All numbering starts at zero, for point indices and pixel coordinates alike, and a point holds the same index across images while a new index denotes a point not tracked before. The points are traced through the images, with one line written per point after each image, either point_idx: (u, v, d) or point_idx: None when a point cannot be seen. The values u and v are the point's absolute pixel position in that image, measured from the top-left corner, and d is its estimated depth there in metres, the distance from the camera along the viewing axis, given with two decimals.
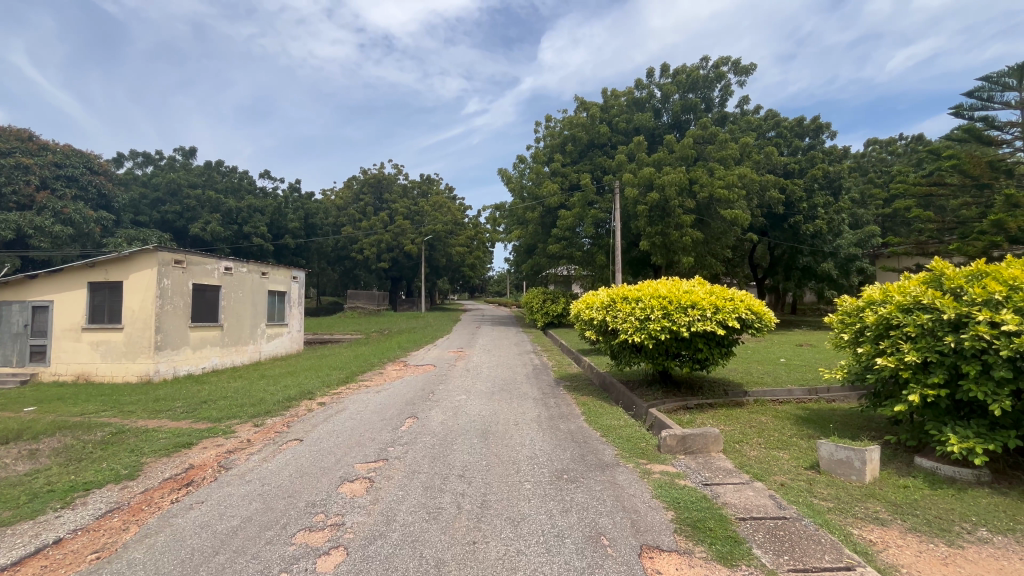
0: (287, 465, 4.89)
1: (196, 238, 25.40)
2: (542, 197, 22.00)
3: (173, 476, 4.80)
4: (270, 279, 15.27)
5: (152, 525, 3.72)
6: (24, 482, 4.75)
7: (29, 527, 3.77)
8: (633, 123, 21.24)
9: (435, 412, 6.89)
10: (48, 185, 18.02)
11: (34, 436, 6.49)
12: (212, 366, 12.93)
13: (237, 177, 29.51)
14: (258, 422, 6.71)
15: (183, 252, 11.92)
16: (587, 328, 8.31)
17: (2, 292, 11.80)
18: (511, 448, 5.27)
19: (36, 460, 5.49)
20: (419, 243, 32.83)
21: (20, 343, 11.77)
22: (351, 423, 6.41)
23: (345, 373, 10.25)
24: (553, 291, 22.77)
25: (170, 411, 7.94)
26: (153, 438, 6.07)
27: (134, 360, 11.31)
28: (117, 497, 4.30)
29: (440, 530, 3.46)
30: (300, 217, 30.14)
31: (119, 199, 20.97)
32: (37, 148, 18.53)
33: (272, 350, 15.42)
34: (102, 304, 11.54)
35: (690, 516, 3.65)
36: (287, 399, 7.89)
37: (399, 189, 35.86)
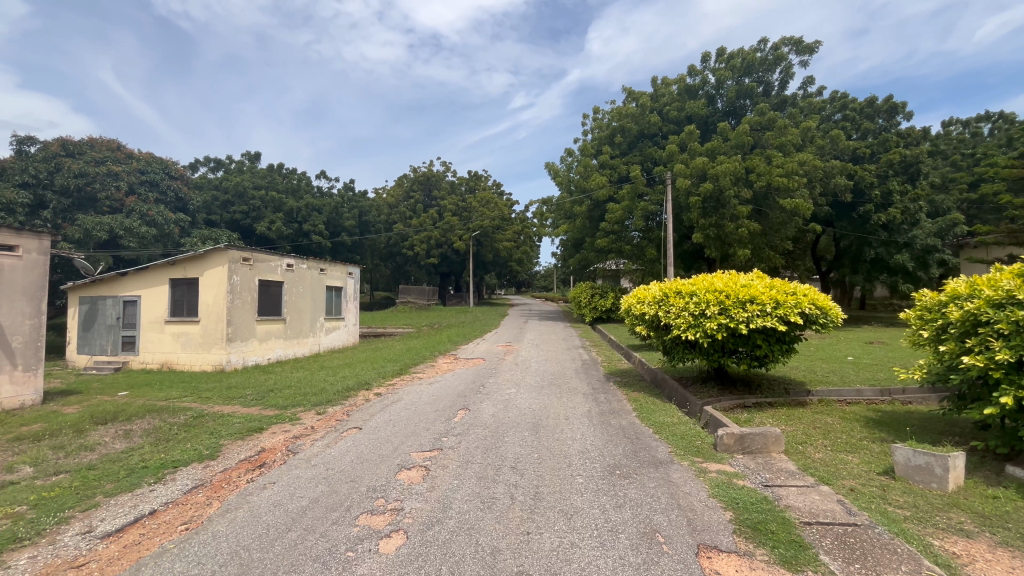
0: (349, 451, 5.15)
1: (261, 237, 26.96)
2: (590, 191, 21.72)
3: (247, 457, 5.19)
4: (327, 275, 16.05)
5: (232, 502, 4.03)
6: (122, 458, 5.28)
7: (128, 499, 4.20)
8: (684, 111, 20.54)
9: (486, 404, 7.00)
10: (135, 191, 19.55)
11: (128, 418, 7.20)
12: (277, 357, 13.78)
13: (297, 179, 31.00)
14: (320, 411, 7.09)
15: (249, 250, 12.73)
16: (638, 323, 8.16)
17: (98, 287, 13.09)
18: (562, 442, 5.29)
19: (131, 439, 6.10)
20: (467, 238, 33.56)
21: (114, 334, 13.03)
22: (405, 413, 6.64)
23: (399, 365, 10.62)
24: (602, 286, 22.45)
25: (241, 398, 8.54)
26: (229, 423, 6.57)
27: (209, 350, 12.24)
28: (201, 475, 4.70)
29: (494, 519, 3.54)
30: (354, 215, 31.63)
31: (194, 202, 22.61)
32: (124, 156, 20.07)
33: (331, 342, 16.25)
34: (181, 298, 12.56)
35: (751, 518, 3.53)
36: (346, 389, 8.28)
37: (447, 186, 36.36)
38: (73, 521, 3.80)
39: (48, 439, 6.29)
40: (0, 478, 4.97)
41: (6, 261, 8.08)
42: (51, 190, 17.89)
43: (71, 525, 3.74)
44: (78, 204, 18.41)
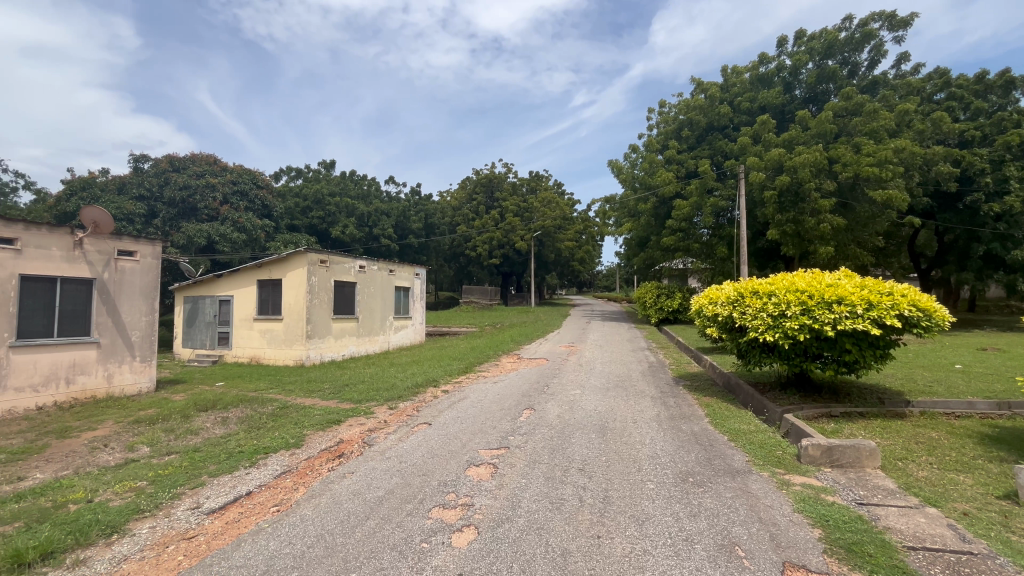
0: (420, 446, 5.34)
1: (336, 241, 28.63)
2: (655, 187, 21.04)
3: (328, 447, 5.54)
4: (396, 276, 16.78)
5: (316, 488, 4.32)
6: (221, 443, 5.83)
7: (228, 479, 4.63)
8: (758, 101, 19.37)
9: (551, 405, 6.99)
10: (229, 200, 21.49)
11: (224, 406, 7.94)
12: (350, 354, 14.59)
13: (367, 185, 32.64)
14: (392, 405, 7.42)
15: (326, 253, 13.59)
16: (710, 324, 7.80)
17: (198, 288, 14.53)
18: (630, 446, 5.16)
19: (227, 425, 6.71)
20: (528, 239, 33.72)
21: (211, 329, 14.41)
22: (472, 411, 6.79)
23: (465, 364, 10.87)
24: (668, 286, 21.63)
25: (320, 391, 9.13)
26: (310, 414, 7.05)
27: (291, 346, 13.18)
28: (288, 462, 5.08)
29: (564, 521, 3.52)
30: (420, 218, 32.83)
31: (278, 209, 24.44)
32: (220, 168, 22.08)
33: (399, 340, 16.97)
34: (268, 298, 13.63)
35: (844, 537, 3.25)
36: (415, 386, 8.60)
37: (509, 187, 36.68)
38: (184, 497, 4.25)
39: (160, 422, 7.09)
40: (124, 456, 5.66)
41: (127, 265, 9.17)
42: (161, 201, 20.20)
43: (182, 500, 4.18)
44: (182, 213, 20.54)
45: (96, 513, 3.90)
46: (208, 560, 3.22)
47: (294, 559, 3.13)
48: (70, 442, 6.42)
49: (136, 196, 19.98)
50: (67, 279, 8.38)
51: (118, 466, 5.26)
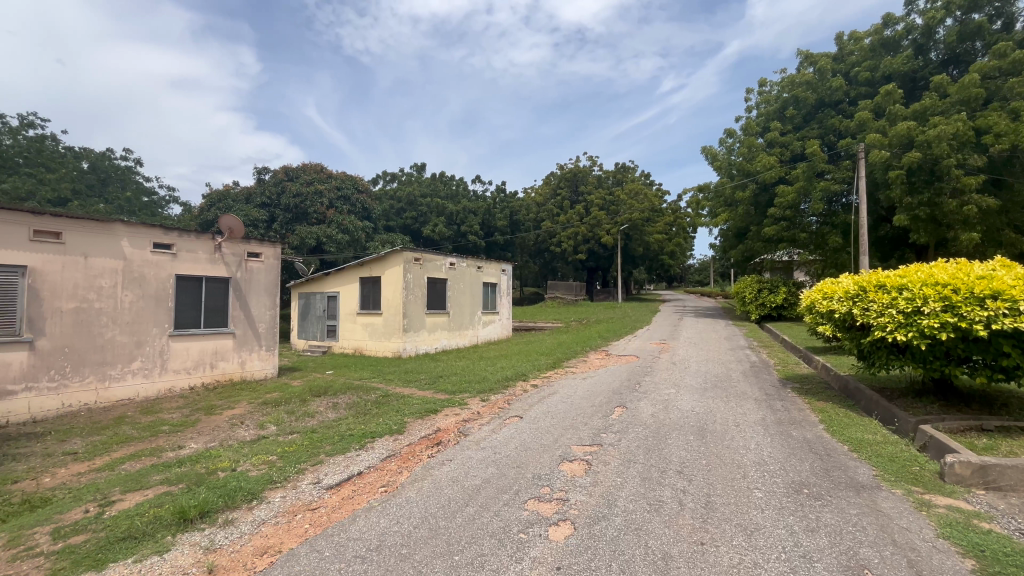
0: (513, 438, 5.46)
1: (427, 239, 30.07)
2: (755, 173, 19.45)
3: (427, 435, 5.86)
4: (484, 272, 17.29)
5: (418, 472, 4.60)
6: (335, 425, 6.43)
7: (343, 459, 5.09)
8: (880, 70, 17.09)
9: (644, 403, 6.77)
10: (335, 205, 23.47)
11: (334, 393, 8.72)
12: (443, 347, 15.32)
13: (456, 184, 33.81)
14: (484, 397, 7.67)
15: (420, 251, 14.37)
16: (824, 321, 7.06)
17: (310, 285, 16.10)
18: (733, 450, 4.85)
19: (339, 410, 7.38)
20: (614, 233, 32.85)
21: (321, 323, 15.90)
22: (563, 406, 6.79)
23: (553, 359, 10.90)
24: (771, 279, 19.91)
25: (417, 382, 9.68)
26: (410, 403, 7.52)
27: (390, 339, 14.11)
28: (393, 446, 5.46)
29: (663, 523, 3.40)
30: (506, 215, 33.41)
31: (376, 211, 26.23)
32: (327, 176, 24.18)
33: (487, 334, 17.49)
34: (369, 294, 14.72)
35: (1005, 572, 2.78)
36: (505, 379, 8.80)
37: (594, 180, 35.98)
38: (307, 472, 4.75)
39: (284, 405, 7.99)
40: (257, 432, 6.47)
41: (255, 265, 10.42)
42: (279, 208, 22.66)
43: (305, 475, 4.67)
44: (296, 217, 22.84)
45: (240, 480, 4.50)
46: (329, 530, 3.56)
47: (403, 537, 3.36)
48: (215, 418, 7.47)
49: (260, 204, 22.59)
50: (210, 278, 9.71)
51: (253, 441, 6.02)
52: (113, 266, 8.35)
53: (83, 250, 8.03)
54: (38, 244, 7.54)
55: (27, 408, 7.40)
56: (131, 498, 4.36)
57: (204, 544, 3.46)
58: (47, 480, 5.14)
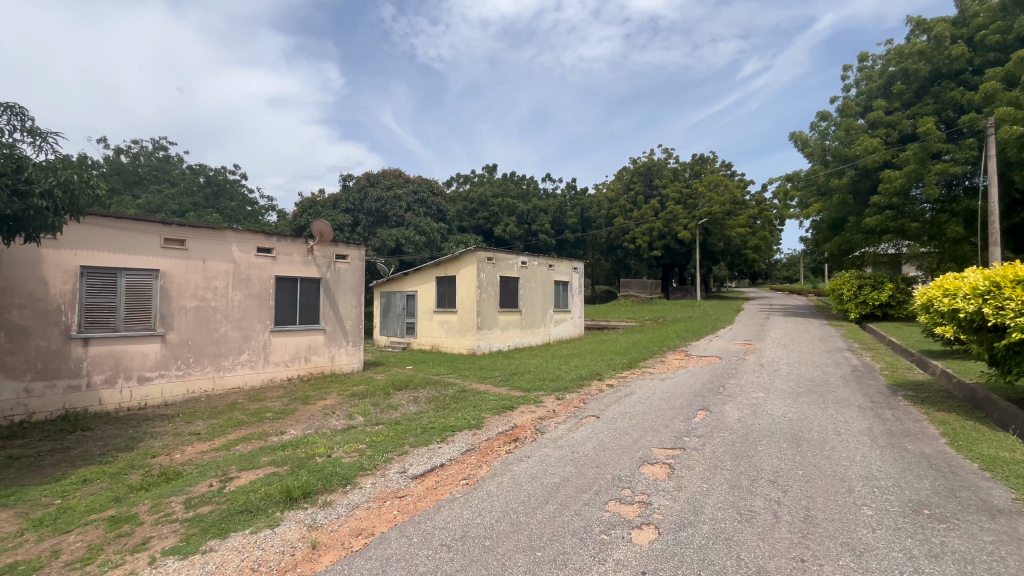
0: (590, 438, 5.41)
1: (499, 239, 30.51)
2: (854, 158, 17.66)
3: (504, 431, 5.97)
4: (555, 271, 17.27)
5: (497, 467, 4.70)
6: (418, 418, 6.75)
7: (426, 451, 5.32)
8: (1013, 32, 14.78)
9: (730, 407, 6.40)
10: (412, 208, 24.56)
11: (414, 387, 9.15)
12: (515, 344, 15.51)
13: (527, 184, 34.01)
14: (560, 396, 7.66)
15: (493, 250, 14.64)
16: (945, 322, 6.24)
17: (391, 284, 17.00)
18: (835, 462, 4.43)
19: (420, 404, 7.73)
20: (692, 228, 31.32)
21: (401, 320, 16.73)
22: (641, 407, 6.60)
23: (628, 359, 10.64)
24: (874, 275, 17.98)
25: (492, 379, 9.88)
26: (487, 399, 7.70)
27: (465, 337, 14.52)
28: (472, 440, 5.62)
29: (756, 535, 3.20)
30: (577, 213, 33.03)
31: (450, 212, 27.08)
32: (404, 180, 25.35)
33: (560, 332, 17.46)
34: (445, 293, 15.26)
35: None
36: (580, 378, 8.74)
37: (670, 174, 34.53)
38: (394, 461, 5.02)
39: (370, 397, 8.53)
40: (348, 422, 6.97)
41: (343, 267, 11.19)
42: (362, 212, 24.14)
43: (392, 464, 4.94)
44: (378, 221, 24.19)
45: (336, 465, 4.87)
46: (417, 518, 3.74)
47: (486, 530, 3.45)
48: (310, 407, 8.13)
49: (345, 209, 24.21)
50: (304, 279, 10.58)
51: (344, 430, 6.49)
52: (225, 269, 9.36)
53: (202, 254, 9.07)
54: (167, 250, 8.64)
55: (161, 393, 8.54)
56: (246, 476, 4.89)
57: (307, 522, 3.78)
58: (178, 456, 5.89)
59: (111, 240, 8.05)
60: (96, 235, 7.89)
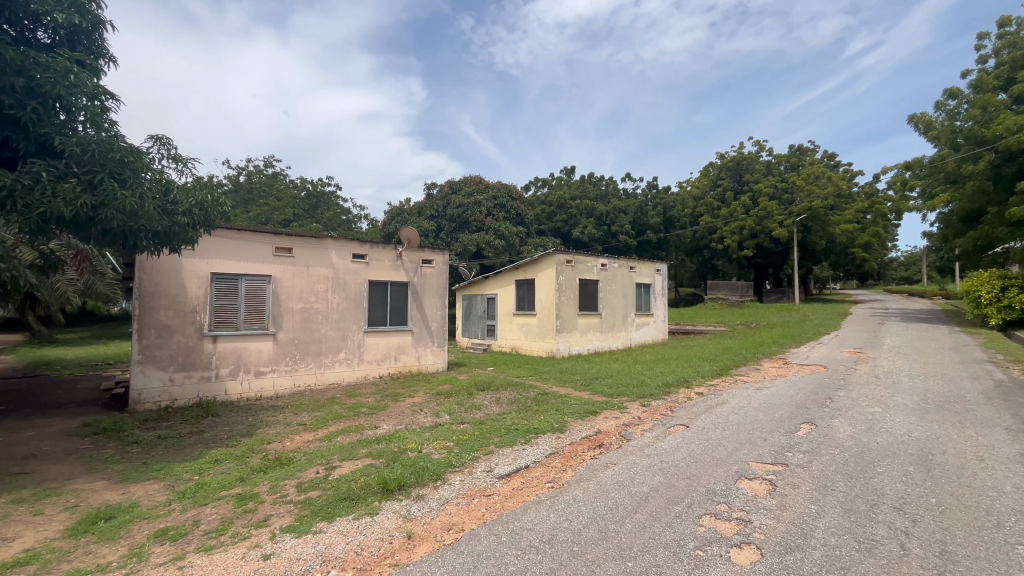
0: (680, 448, 5.17)
1: (578, 241, 30.22)
2: (993, 139, 15.25)
3: (588, 436, 5.90)
4: (637, 272, 16.77)
5: (582, 472, 4.66)
6: (501, 419, 6.88)
7: (511, 452, 5.40)
8: None
9: (839, 422, 5.80)
10: (492, 213, 25.13)
11: (496, 388, 9.35)
12: (595, 348, 15.27)
13: (606, 185, 33.37)
14: (645, 403, 7.41)
15: (572, 253, 14.55)
16: None
17: (472, 287, 17.53)
18: (978, 491, 3.83)
19: (502, 405, 7.88)
20: (789, 225, 28.80)
21: (482, 322, 17.17)
22: (735, 418, 6.19)
23: (719, 366, 10.04)
24: (1020, 274, 15.37)
25: (573, 383, 9.81)
26: (568, 403, 7.65)
27: (544, 339, 14.56)
28: (556, 444, 5.61)
29: (879, 568, 2.86)
30: (659, 212, 31.76)
31: (528, 215, 27.32)
32: (484, 186, 26.02)
33: (641, 336, 16.90)
34: (524, 295, 15.43)
35: None
36: (666, 385, 8.38)
37: (762, 167, 32.08)
38: (480, 460, 5.16)
39: (454, 397, 8.85)
40: (435, 420, 7.28)
41: (428, 271, 11.75)
42: (445, 219, 25.16)
43: (479, 463, 5.09)
44: (459, 226, 25.05)
45: (427, 461, 5.11)
46: (504, 517, 3.82)
47: (574, 535, 3.43)
48: (400, 404, 8.61)
49: (430, 216, 25.37)
50: (394, 282, 11.24)
51: (432, 427, 6.79)
52: (325, 274, 10.22)
53: (307, 261, 9.98)
54: (279, 258, 9.62)
55: (274, 386, 9.51)
56: (347, 466, 5.30)
57: (402, 513, 4.00)
58: (289, 444, 6.53)
59: (234, 249, 9.12)
60: (222, 246, 9.00)
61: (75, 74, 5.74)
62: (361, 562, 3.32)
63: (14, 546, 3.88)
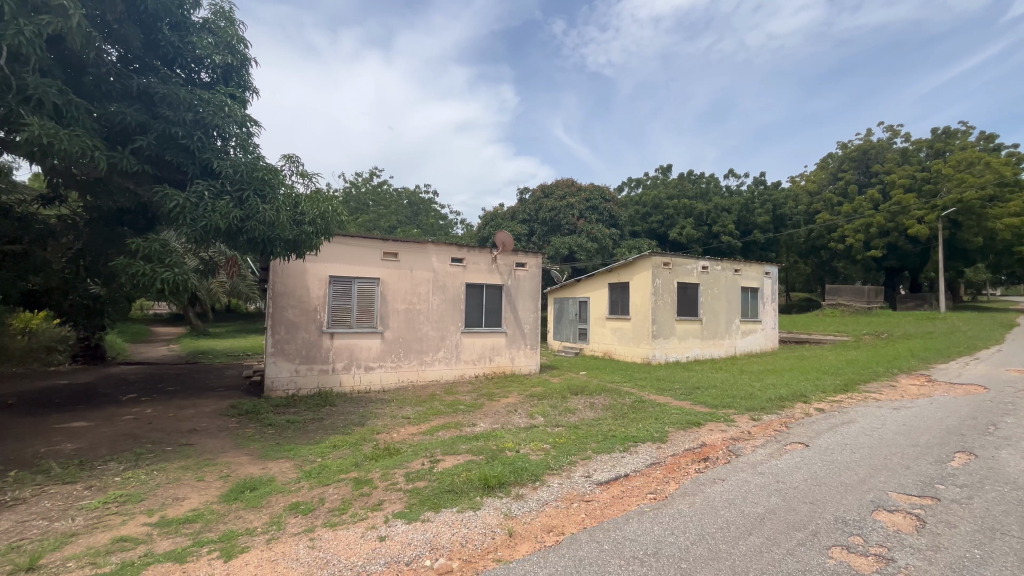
0: (800, 468, 4.70)
1: (675, 243, 28.78)
2: None
3: (692, 448, 5.59)
4: (742, 276, 15.57)
5: (687, 486, 4.42)
6: (596, 425, 6.77)
7: (609, 459, 5.29)
8: None
9: (1008, 454, 4.87)
10: (584, 215, 24.89)
11: (590, 393, 9.23)
12: (695, 356, 14.43)
13: (706, 182, 31.42)
14: (755, 417, 6.83)
15: (669, 255, 13.92)
16: None
17: (564, 290, 17.51)
18: None
19: (598, 411, 7.75)
20: (932, 221, 24.83)
21: (574, 326, 17.06)
22: (866, 439, 5.49)
23: (843, 380, 8.95)
24: None
25: (671, 391, 9.36)
26: (668, 412, 7.31)
27: (638, 345, 14.08)
28: (656, 454, 5.39)
29: None
30: (768, 210, 29.13)
31: (622, 217, 26.61)
32: (577, 189, 25.86)
33: (747, 345, 15.65)
34: (618, 299, 15.05)
35: None
36: (779, 398, 7.65)
37: (896, 156, 28.13)
38: (578, 465, 5.12)
39: (548, 399, 8.89)
40: (530, 421, 7.37)
41: (522, 274, 11.95)
42: (537, 223, 25.41)
43: (577, 468, 5.05)
44: (551, 229, 25.13)
45: (525, 462, 5.18)
46: (605, 524, 3.76)
47: (681, 551, 3.26)
48: (496, 403, 8.85)
49: (522, 220, 25.80)
50: (489, 285, 11.60)
51: (528, 428, 6.87)
52: (427, 277, 10.84)
53: (410, 265, 10.67)
54: (386, 262, 10.39)
55: (381, 380, 10.28)
56: (450, 460, 5.56)
57: (504, 510, 4.10)
58: (396, 435, 7.01)
59: (349, 254, 10.03)
60: (339, 251, 9.93)
61: (228, 106, 6.73)
62: (466, 554, 3.45)
63: (184, 505, 4.62)
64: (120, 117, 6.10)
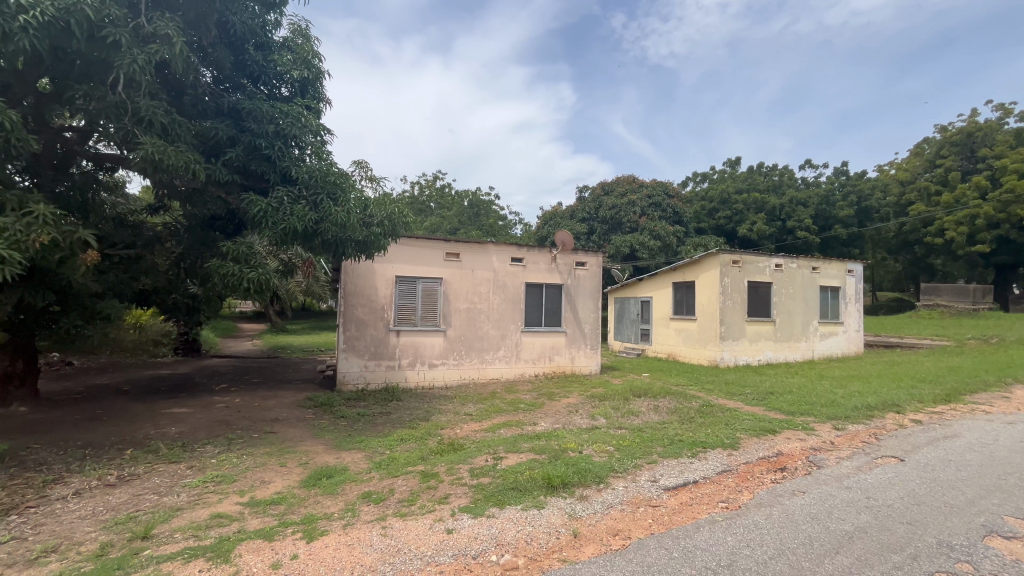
0: (894, 485, 4.29)
1: (744, 240, 27.23)
2: None
3: (767, 457, 5.27)
4: (822, 274, 14.46)
5: (763, 497, 4.19)
6: (661, 428, 6.56)
7: (676, 464, 5.11)
8: None
9: None
10: (646, 213, 24.17)
11: (653, 395, 8.97)
12: (768, 359, 13.59)
13: (779, 175, 29.44)
14: (839, 426, 6.33)
15: (739, 252, 13.22)
16: None
17: (625, 290, 17.12)
18: None
19: (663, 414, 7.51)
20: None
21: (636, 326, 16.64)
22: (974, 456, 4.91)
23: (943, 390, 8.06)
24: None
25: (742, 396, 8.89)
26: (739, 418, 6.94)
27: (705, 347, 13.48)
28: (728, 462, 5.13)
29: None
30: (851, 203, 26.81)
31: (686, 214, 25.57)
32: (638, 186, 25.17)
33: (827, 348, 14.52)
34: (682, 298, 14.50)
35: None
36: (866, 407, 7.03)
37: (1008, 138, 24.88)
38: (644, 469, 4.99)
39: (609, 400, 8.75)
40: (592, 422, 7.28)
41: (582, 274, 11.83)
42: (597, 221, 25.04)
43: (642, 471, 4.92)
44: (612, 228, 24.64)
45: (588, 463, 5.12)
46: (674, 532, 3.64)
47: (758, 564, 3.09)
48: (556, 403, 8.83)
49: (582, 219, 25.50)
50: (549, 285, 11.59)
51: (589, 429, 6.80)
52: (488, 277, 11.00)
53: (472, 265, 10.88)
54: (448, 262, 10.67)
55: (444, 377, 10.58)
56: (512, 458, 5.61)
57: (568, 511, 4.07)
58: (459, 431, 7.19)
59: (414, 255, 10.41)
60: (405, 252, 10.33)
61: (305, 117, 7.21)
62: (531, 552, 3.47)
63: (270, 488, 5.01)
64: (214, 133, 6.71)
